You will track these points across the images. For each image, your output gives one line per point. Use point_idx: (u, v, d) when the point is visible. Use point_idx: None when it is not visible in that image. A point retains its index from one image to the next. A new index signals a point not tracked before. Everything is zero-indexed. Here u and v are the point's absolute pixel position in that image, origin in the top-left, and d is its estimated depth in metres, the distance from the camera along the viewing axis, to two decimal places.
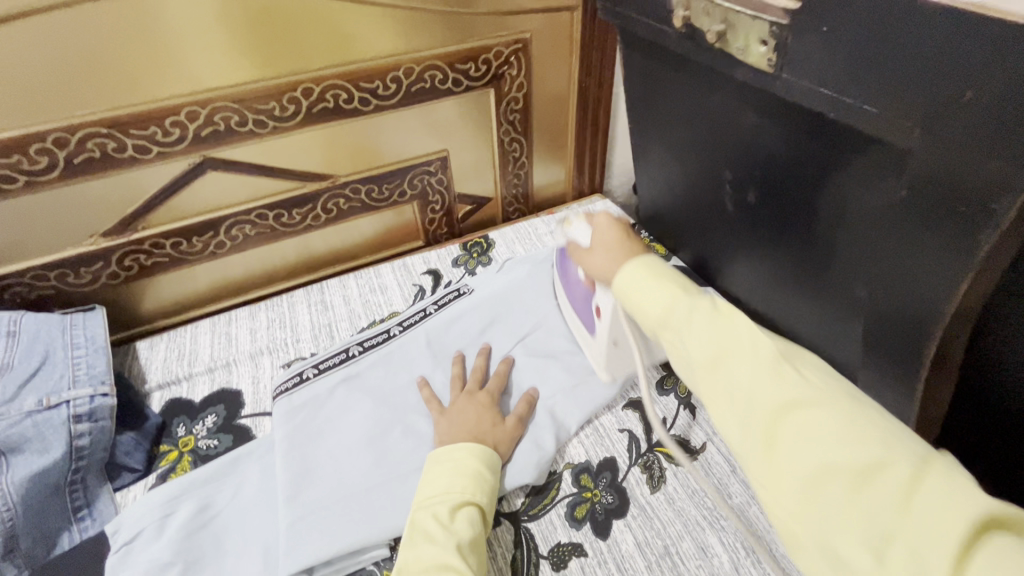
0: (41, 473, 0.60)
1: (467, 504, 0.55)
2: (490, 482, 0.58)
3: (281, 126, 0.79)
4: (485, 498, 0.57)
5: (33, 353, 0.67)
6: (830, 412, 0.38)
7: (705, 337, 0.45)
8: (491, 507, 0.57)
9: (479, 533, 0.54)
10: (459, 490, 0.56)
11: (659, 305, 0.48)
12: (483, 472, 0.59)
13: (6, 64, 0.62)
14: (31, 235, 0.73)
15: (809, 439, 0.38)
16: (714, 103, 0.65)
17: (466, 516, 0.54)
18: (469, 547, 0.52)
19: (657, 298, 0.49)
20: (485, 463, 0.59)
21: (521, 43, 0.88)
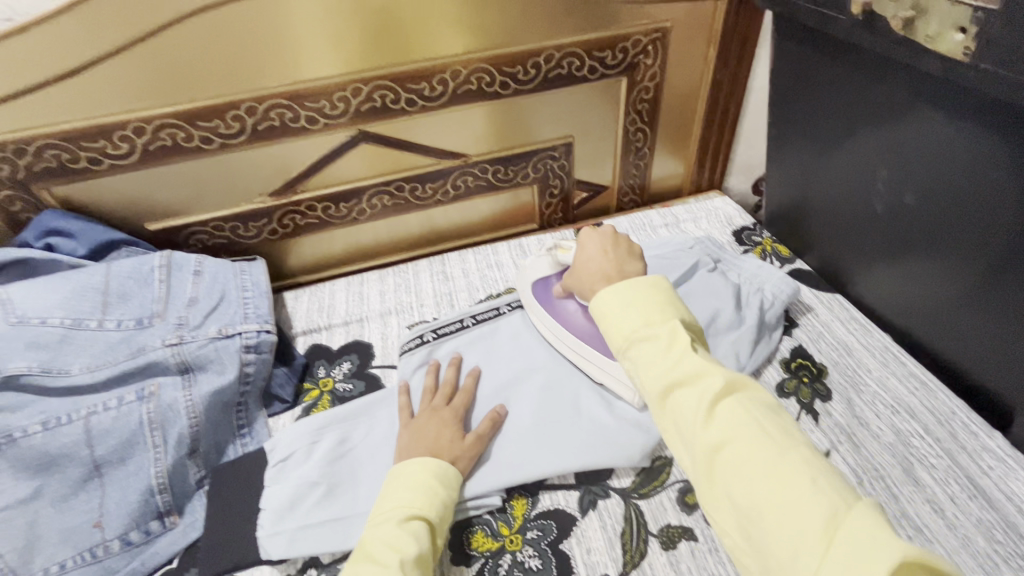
0: (218, 390, 0.70)
1: (415, 518, 0.54)
2: (440, 499, 0.57)
3: (429, 104, 0.85)
4: (437, 516, 0.56)
5: (214, 290, 0.78)
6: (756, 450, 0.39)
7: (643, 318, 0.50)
8: (439, 523, 0.56)
9: (425, 548, 0.52)
10: (409, 502, 0.56)
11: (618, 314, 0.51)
12: (437, 487, 0.58)
13: (219, 40, 0.72)
14: (216, 191, 0.85)
15: (753, 477, 0.39)
16: (885, 96, 0.62)
17: (414, 528, 0.53)
18: (412, 564, 0.50)
19: (624, 315, 0.51)
20: (438, 478, 0.59)
21: (661, 32, 0.88)
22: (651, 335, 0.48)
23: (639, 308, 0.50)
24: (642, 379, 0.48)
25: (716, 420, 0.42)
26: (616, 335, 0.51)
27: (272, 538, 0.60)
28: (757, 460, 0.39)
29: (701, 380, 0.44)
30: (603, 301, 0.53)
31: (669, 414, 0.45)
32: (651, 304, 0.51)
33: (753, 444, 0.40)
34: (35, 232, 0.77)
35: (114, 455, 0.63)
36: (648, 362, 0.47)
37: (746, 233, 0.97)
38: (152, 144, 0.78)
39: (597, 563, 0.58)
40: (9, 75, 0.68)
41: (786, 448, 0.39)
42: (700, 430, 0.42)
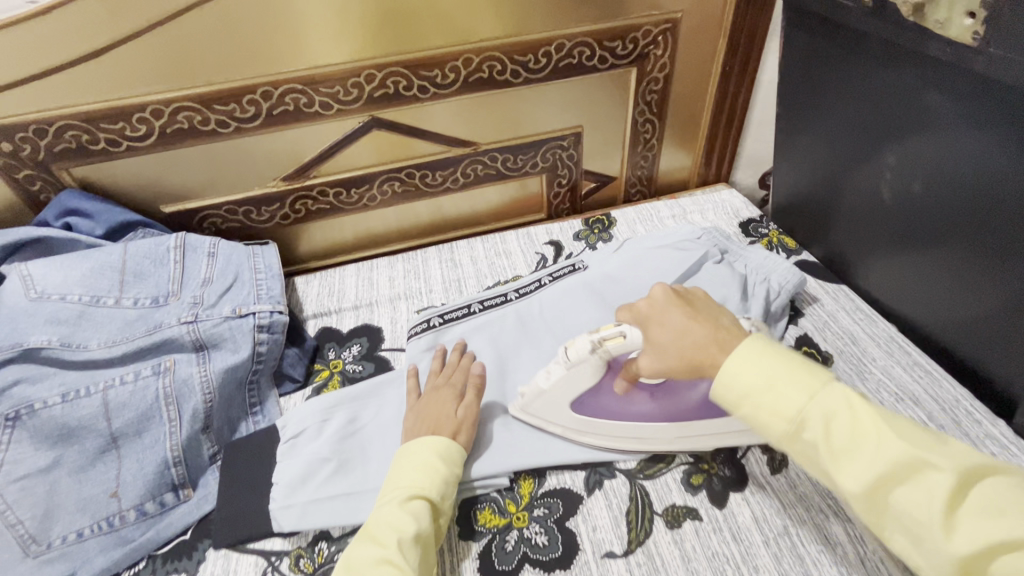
0: (232, 368, 0.71)
1: (415, 497, 0.56)
2: (440, 476, 0.58)
3: (441, 92, 0.86)
4: (437, 495, 0.56)
5: (228, 271, 0.79)
6: (953, 482, 0.38)
7: (758, 374, 0.46)
8: (441, 500, 0.57)
9: (425, 528, 0.54)
10: (409, 481, 0.57)
11: (739, 369, 0.47)
12: (439, 465, 0.58)
13: (236, 24, 0.73)
14: (230, 175, 0.87)
15: (968, 517, 0.37)
16: (895, 84, 0.62)
17: (414, 509, 0.54)
18: (411, 543, 0.52)
19: (741, 370, 0.47)
20: (439, 456, 0.59)
21: (671, 23, 0.89)
22: (777, 381, 0.45)
23: (785, 384, 0.45)
24: (772, 428, 0.45)
25: (956, 514, 0.38)
26: (728, 391, 0.47)
27: (285, 510, 0.62)
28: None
29: (892, 453, 0.40)
30: (732, 377, 0.47)
31: (831, 467, 0.43)
32: (789, 371, 0.46)
33: (1002, 526, 0.36)
34: (55, 212, 0.79)
35: (131, 428, 0.64)
36: (782, 414, 0.44)
37: (752, 225, 0.98)
38: (169, 127, 0.79)
39: (602, 541, 0.59)
40: (32, 55, 0.69)
41: (1004, 495, 0.37)
42: (881, 482, 0.40)
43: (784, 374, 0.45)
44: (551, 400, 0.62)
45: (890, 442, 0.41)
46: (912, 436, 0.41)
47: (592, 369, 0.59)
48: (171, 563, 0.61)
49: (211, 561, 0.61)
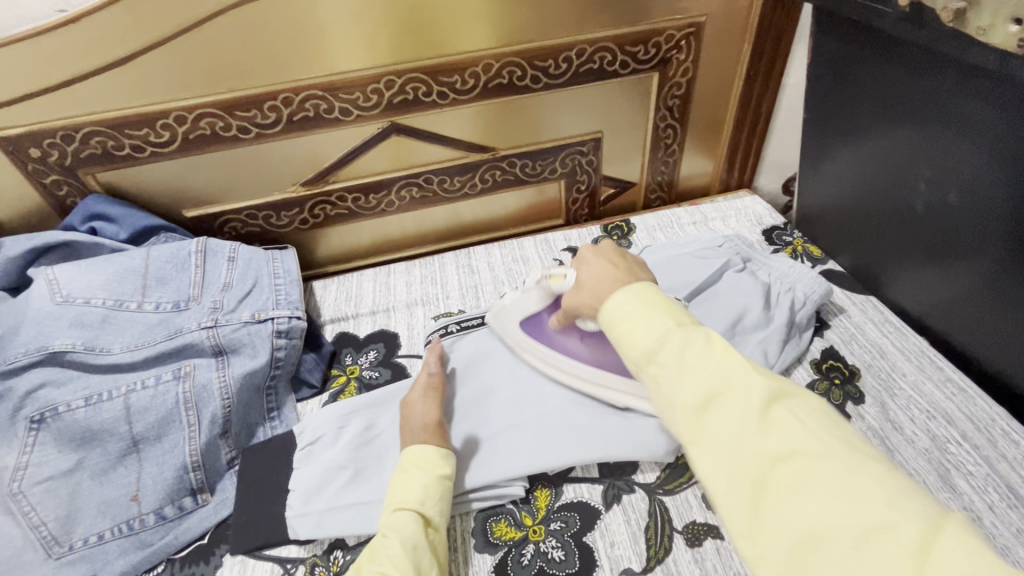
0: (250, 373, 0.72)
1: (399, 510, 0.56)
2: (419, 483, 0.58)
3: (460, 97, 0.86)
4: (419, 502, 0.57)
5: (247, 276, 0.79)
6: (823, 458, 0.32)
7: (646, 330, 0.41)
8: (425, 507, 0.56)
9: (414, 535, 0.54)
10: (394, 496, 0.58)
11: (636, 323, 0.42)
12: (417, 473, 0.59)
13: (258, 32, 0.74)
14: (251, 180, 0.87)
15: (809, 488, 0.32)
16: (932, 89, 0.60)
17: (397, 520, 0.55)
18: (391, 555, 0.52)
19: (635, 321, 0.42)
20: (414, 464, 0.60)
21: (694, 27, 0.87)
22: (661, 328, 0.40)
23: (671, 333, 0.40)
24: (670, 388, 0.38)
25: (770, 425, 0.35)
26: (632, 349, 0.41)
27: (301, 518, 0.62)
28: (807, 464, 0.33)
29: (751, 388, 0.36)
30: (618, 306, 0.43)
31: (706, 434, 0.36)
32: (659, 308, 0.42)
33: (803, 444, 0.33)
34: (80, 217, 0.80)
35: (151, 432, 0.65)
36: (682, 373, 0.38)
37: (776, 232, 0.95)
38: (191, 133, 0.80)
39: (620, 557, 0.58)
40: (60, 64, 0.70)
41: (851, 451, 0.33)
42: (739, 446, 0.34)
43: (678, 325, 0.40)
44: (511, 316, 0.74)
45: (758, 398, 0.35)
46: (792, 403, 0.36)
47: (540, 292, 0.72)
48: (188, 568, 0.61)
49: (228, 567, 0.61)
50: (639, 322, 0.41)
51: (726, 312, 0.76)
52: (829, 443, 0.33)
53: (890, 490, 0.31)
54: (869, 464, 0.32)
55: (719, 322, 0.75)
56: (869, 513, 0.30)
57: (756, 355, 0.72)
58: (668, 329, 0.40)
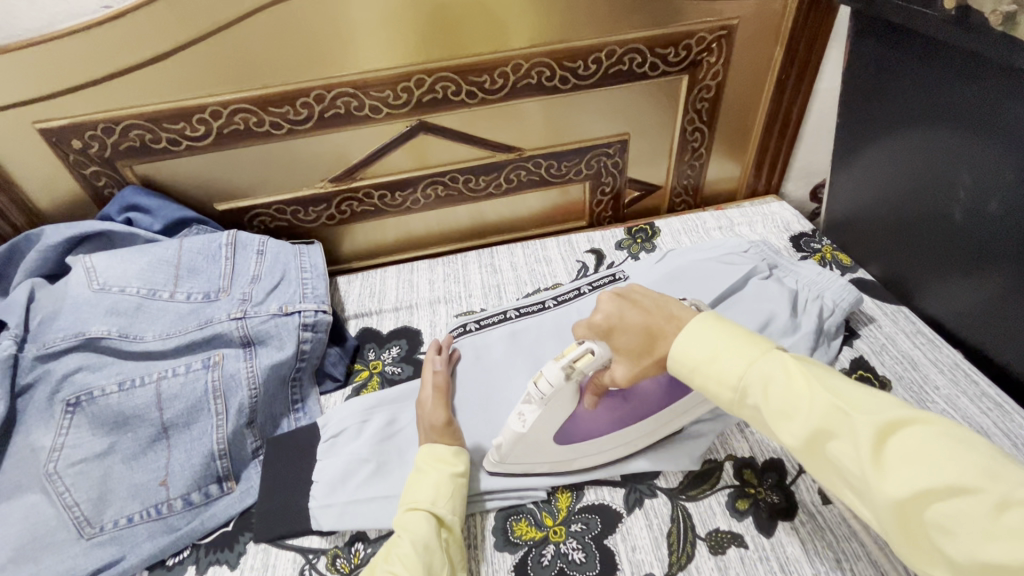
0: (277, 365, 0.73)
1: (410, 510, 0.56)
2: (429, 483, 0.58)
3: (488, 97, 0.86)
4: (430, 501, 0.57)
5: (275, 269, 0.80)
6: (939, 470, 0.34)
7: (725, 371, 0.43)
8: (435, 505, 0.57)
9: (425, 535, 0.54)
10: (406, 497, 0.58)
11: (718, 364, 0.43)
12: (428, 473, 0.59)
13: (294, 30, 0.75)
14: (281, 175, 0.89)
15: (941, 500, 0.33)
16: (977, 95, 0.59)
17: (409, 520, 0.55)
18: (402, 554, 0.52)
19: (717, 364, 0.43)
20: (424, 464, 0.60)
21: (727, 30, 0.86)
22: (736, 364, 0.42)
23: (727, 359, 0.43)
24: (774, 425, 0.41)
25: (887, 459, 0.36)
26: (718, 388, 0.43)
27: (324, 509, 0.62)
28: (962, 498, 0.33)
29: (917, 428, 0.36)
30: (690, 349, 0.45)
31: (823, 460, 0.39)
32: (743, 341, 0.43)
33: (941, 476, 0.33)
34: (117, 207, 0.82)
35: (181, 419, 0.66)
36: (781, 411, 0.40)
37: (804, 239, 0.94)
38: (226, 128, 0.82)
39: (641, 562, 0.57)
40: (104, 58, 0.72)
41: (979, 469, 0.33)
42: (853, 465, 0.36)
43: (740, 361, 0.42)
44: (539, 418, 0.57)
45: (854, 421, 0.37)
46: (885, 417, 0.37)
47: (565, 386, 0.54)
48: (212, 554, 0.62)
49: (251, 554, 0.62)
50: (721, 363, 0.43)
51: (752, 318, 0.75)
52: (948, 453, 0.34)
53: (997, 498, 0.32)
54: (995, 484, 0.32)
55: (744, 328, 0.74)
56: (1011, 542, 0.31)
57: None
58: (745, 371, 0.42)
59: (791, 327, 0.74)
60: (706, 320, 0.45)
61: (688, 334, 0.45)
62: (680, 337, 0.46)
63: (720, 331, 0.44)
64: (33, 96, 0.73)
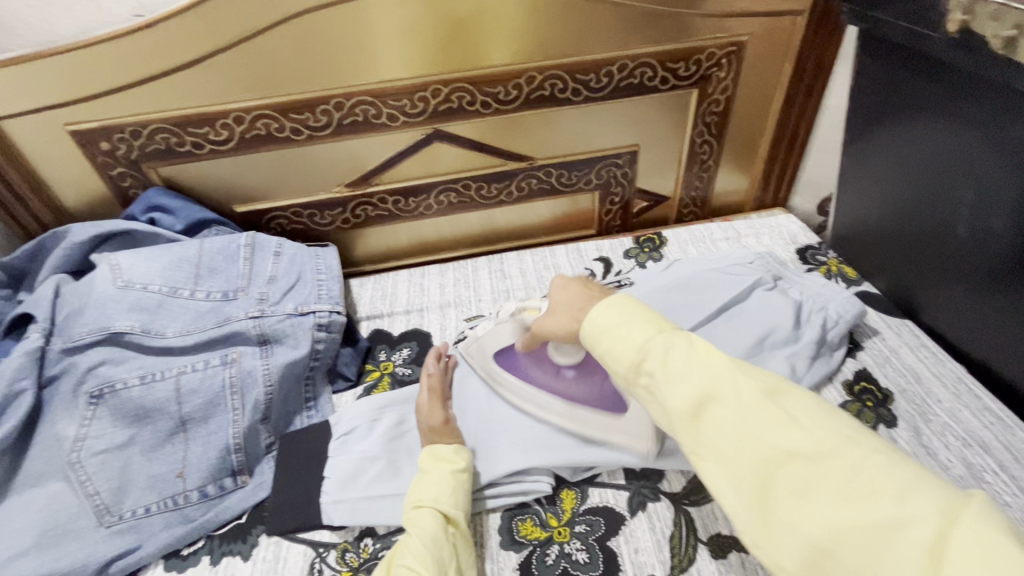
0: (292, 363, 0.75)
1: (417, 508, 0.58)
2: (433, 482, 0.60)
3: (502, 108, 0.89)
4: (435, 498, 0.58)
5: (292, 271, 0.83)
6: (832, 456, 0.37)
7: (628, 342, 0.47)
8: (439, 502, 0.58)
9: (433, 530, 0.55)
10: (412, 496, 0.60)
11: (618, 338, 0.48)
12: (431, 472, 0.61)
13: (317, 40, 0.78)
14: (299, 179, 0.92)
15: (821, 477, 0.36)
16: (980, 116, 0.61)
17: (416, 517, 0.57)
18: (411, 549, 0.53)
19: (624, 330, 0.48)
20: (429, 464, 0.62)
21: (736, 46, 0.88)
22: (630, 326, 0.48)
23: (622, 328, 0.48)
24: (665, 392, 0.44)
25: (768, 425, 0.39)
26: (621, 363, 0.48)
27: (336, 505, 0.64)
28: (813, 462, 0.37)
29: (829, 426, 0.38)
30: (597, 318, 0.51)
31: (704, 431, 0.42)
32: (638, 314, 0.49)
33: (802, 446, 0.38)
34: (141, 207, 0.85)
35: (199, 413, 0.68)
36: (671, 374, 0.44)
37: (810, 252, 0.95)
38: (248, 132, 0.84)
39: (644, 564, 0.58)
40: (135, 64, 0.75)
41: (862, 466, 0.36)
42: (745, 434, 0.40)
43: (642, 334, 0.47)
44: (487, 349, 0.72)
45: (733, 385, 0.42)
46: (773, 390, 0.41)
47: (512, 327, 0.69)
48: (226, 545, 0.64)
49: (263, 547, 0.63)
50: (629, 331, 0.48)
51: (756, 328, 0.76)
52: (834, 434, 0.38)
53: (892, 467, 0.35)
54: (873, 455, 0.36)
55: (747, 337, 0.75)
56: (877, 508, 0.33)
57: (786, 371, 0.72)
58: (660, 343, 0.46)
59: (795, 338, 0.76)
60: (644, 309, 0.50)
61: (601, 305, 0.52)
62: (596, 309, 0.52)
63: (635, 308, 0.50)
64: (67, 100, 0.76)
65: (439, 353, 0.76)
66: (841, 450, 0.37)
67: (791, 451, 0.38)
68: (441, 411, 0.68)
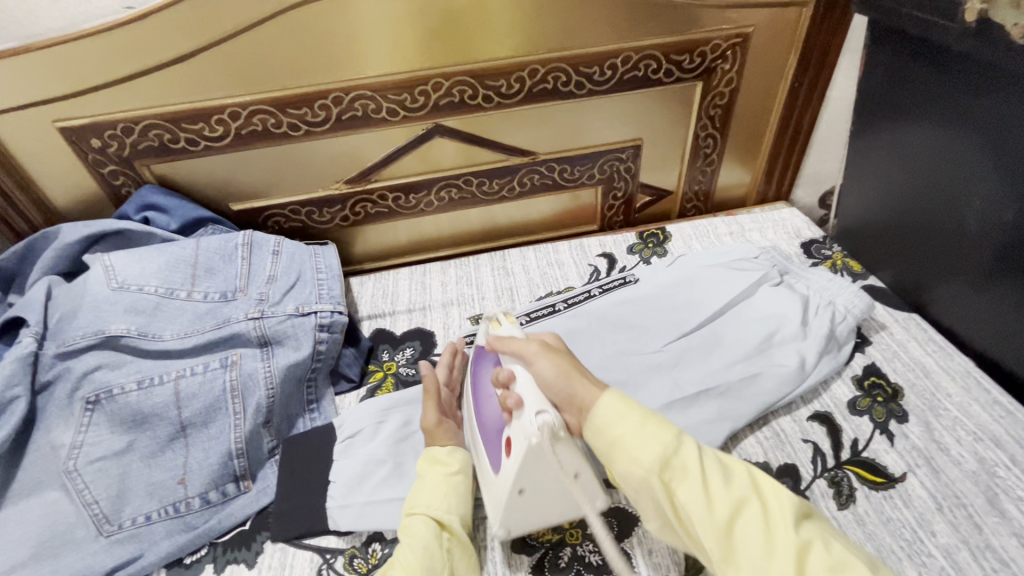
0: (294, 365, 0.73)
1: (410, 515, 0.57)
2: (426, 488, 0.59)
3: (505, 101, 0.87)
4: (428, 505, 0.57)
5: (291, 271, 0.80)
6: (815, 543, 0.43)
7: (648, 446, 0.50)
8: (431, 508, 0.57)
9: (424, 538, 0.54)
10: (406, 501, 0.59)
11: (641, 444, 0.50)
12: (425, 477, 0.60)
13: (315, 32, 0.76)
14: (296, 176, 0.89)
15: (831, 573, 0.41)
16: (994, 109, 0.60)
17: (408, 526, 0.56)
18: (401, 559, 0.53)
19: (633, 436, 0.51)
20: (424, 470, 0.61)
21: (742, 37, 0.87)
22: (644, 430, 0.51)
23: (638, 438, 0.50)
24: (690, 502, 0.47)
25: (733, 517, 0.45)
26: (636, 466, 0.50)
27: (342, 509, 0.63)
28: (810, 554, 0.42)
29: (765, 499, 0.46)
30: (602, 414, 0.53)
31: (730, 538, 0.45)
32: (647, 422, 0.52)
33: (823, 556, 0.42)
34: (135, 206, 0.83)
35: (199, 418, 0.67)
36: (692, 486, 0.47)
37: (815, 246, 0.94)
38: (244, 128, 0.82)
39: (659, 565, 0.57)
40: (125, 57, 0.73)
41: (861, 561, 0.42)
42: (762, 544, 0.44)
43: (656, 441, 0.50)
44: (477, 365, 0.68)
45: (725, 485, 0.47)
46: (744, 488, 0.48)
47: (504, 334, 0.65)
48: (230, 552, 0.62)
49: (269, 554, 0.62)
50: (643, 441, 0.50)
51: (764, 324, 0.76)
52: (826, 538, 0.44)
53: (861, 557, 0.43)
54: (832, 545, 0.43)
55: (755, 333, 0.75)
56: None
57: (796, 367, 0.71)
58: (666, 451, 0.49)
59: (804, 333, 0.75)
60: (636, 409, 0.53)
61: (608, 402, 0.54)
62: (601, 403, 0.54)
63: (632, 408, 0.53)
64: (55, 95, 0.74)
65: (455, 349, 0.76)
66: (845, 555, 0.43)
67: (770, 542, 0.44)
68: (435, 411, 0.67)
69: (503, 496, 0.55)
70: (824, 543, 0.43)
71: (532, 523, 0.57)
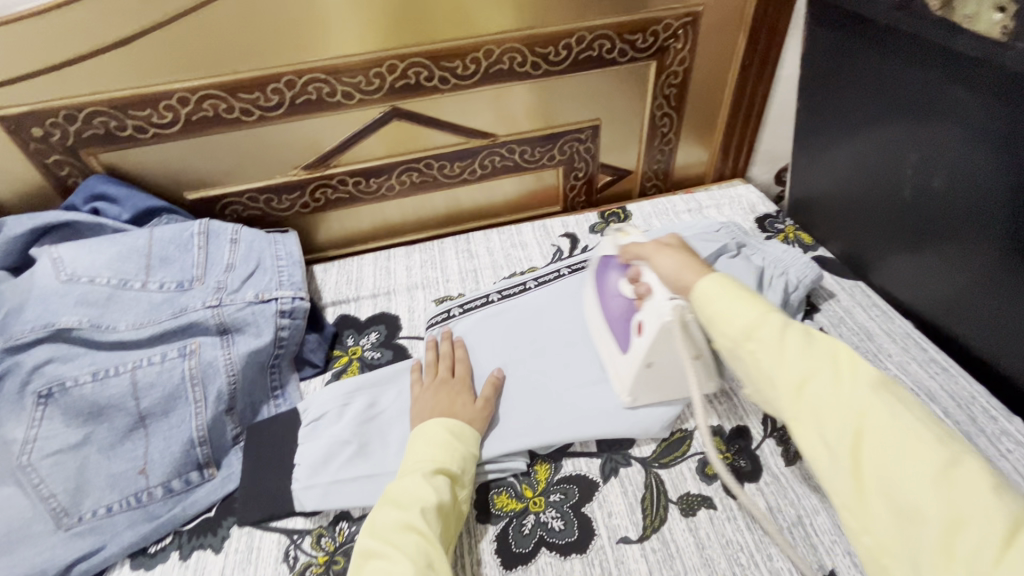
0: (255, 352, 0.72)
1: (437, 470, 0.58)
2: (459, 452, 0.60)
3: (462, 83, 0.87)
4: (457, 469, 0.59)
5: (250, 258, 0.80)
6: (899, 432, 0.38)
7: (736, 316, 0.47)
8: (460, 473, 0.59)
9: (447, 500, 0.56)
10: (431, 455, 0.59)
11: (736, 314, 0.47)
12: (452, 441, 0.61)
13: (263, 14, 0.74)
14: (251, 162, 0.88)
15: (898, 458, 0.37)
16: (922, 80, 0.63)
17: (435, 480, 0.56)
18: (433, 512, 0.54)
19: (735, 307, 0.47)
20: (454, 435, 0.62)
21: (692, 17, 0.89)
22: (744, 300, 0.47)
23: (737, 309, 0.47)
24: (770, 366, 0.44)
25: (807, 390, 0.42)
26: (724, 336, 0.48)
27: (307, 490, 0.63)
28: (881, 438, 0.38)
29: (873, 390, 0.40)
30: (709, 291, 0.50)
31: (803, 406, 0.42)
32: (748, 298, 0.47)
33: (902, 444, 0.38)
34: (82, 197, 0.80)
35: (158, 407, 0.66)
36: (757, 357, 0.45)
37: (769, 220, 0.97)
38: (194, 114, 0.80)
39: (618, 526, 0.60)
40: (63, 41, 0.70)
41: (960, 467, 0.36)
42: (823, 419, 0.41)
43: (753, 315, 0.46)
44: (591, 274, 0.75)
45: (801, 359, 0.43)
46: (852, 371, 0.42)
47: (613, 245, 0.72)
48: (196, 539, 0.62)
49: (235, 538, 0.62)
50: (741, 310, 0.47)
51: None
52: (917, 429, 0.38)
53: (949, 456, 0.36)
54: (928, 436, 0.38)
55: None
56: (915, 479, 0.36)
57: None
58: (754, 323, 0.46)
59: None
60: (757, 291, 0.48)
61: (708, 282, 0.51)
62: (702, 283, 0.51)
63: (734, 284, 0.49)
64: None
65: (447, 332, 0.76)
66: (930, 450, 0.37)
67: (851, 422, 0.40)
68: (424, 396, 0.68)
69: (634, 370, 0.64)
70: (914, 435, 0.38)
71: (658, 396, 0.67)
